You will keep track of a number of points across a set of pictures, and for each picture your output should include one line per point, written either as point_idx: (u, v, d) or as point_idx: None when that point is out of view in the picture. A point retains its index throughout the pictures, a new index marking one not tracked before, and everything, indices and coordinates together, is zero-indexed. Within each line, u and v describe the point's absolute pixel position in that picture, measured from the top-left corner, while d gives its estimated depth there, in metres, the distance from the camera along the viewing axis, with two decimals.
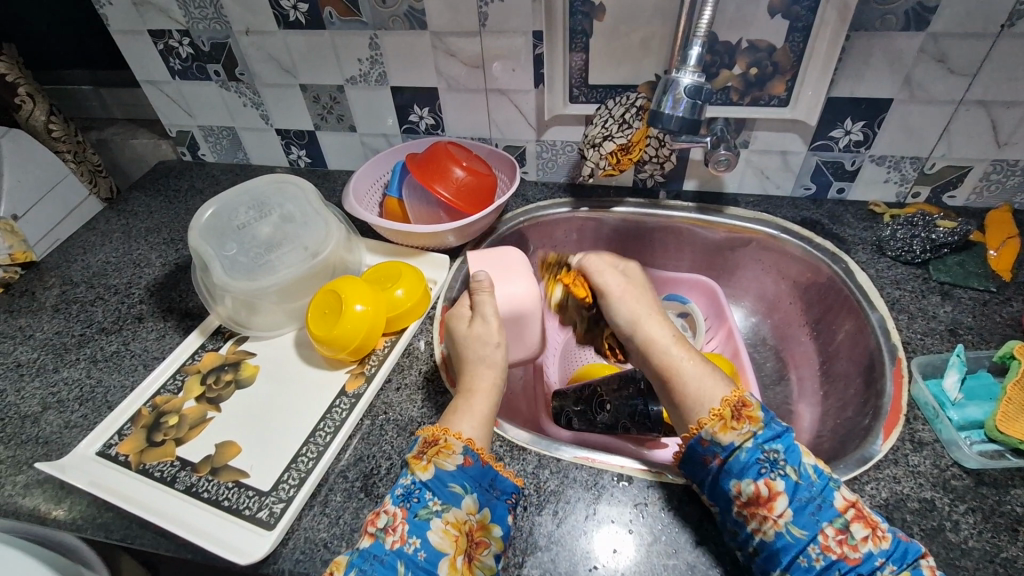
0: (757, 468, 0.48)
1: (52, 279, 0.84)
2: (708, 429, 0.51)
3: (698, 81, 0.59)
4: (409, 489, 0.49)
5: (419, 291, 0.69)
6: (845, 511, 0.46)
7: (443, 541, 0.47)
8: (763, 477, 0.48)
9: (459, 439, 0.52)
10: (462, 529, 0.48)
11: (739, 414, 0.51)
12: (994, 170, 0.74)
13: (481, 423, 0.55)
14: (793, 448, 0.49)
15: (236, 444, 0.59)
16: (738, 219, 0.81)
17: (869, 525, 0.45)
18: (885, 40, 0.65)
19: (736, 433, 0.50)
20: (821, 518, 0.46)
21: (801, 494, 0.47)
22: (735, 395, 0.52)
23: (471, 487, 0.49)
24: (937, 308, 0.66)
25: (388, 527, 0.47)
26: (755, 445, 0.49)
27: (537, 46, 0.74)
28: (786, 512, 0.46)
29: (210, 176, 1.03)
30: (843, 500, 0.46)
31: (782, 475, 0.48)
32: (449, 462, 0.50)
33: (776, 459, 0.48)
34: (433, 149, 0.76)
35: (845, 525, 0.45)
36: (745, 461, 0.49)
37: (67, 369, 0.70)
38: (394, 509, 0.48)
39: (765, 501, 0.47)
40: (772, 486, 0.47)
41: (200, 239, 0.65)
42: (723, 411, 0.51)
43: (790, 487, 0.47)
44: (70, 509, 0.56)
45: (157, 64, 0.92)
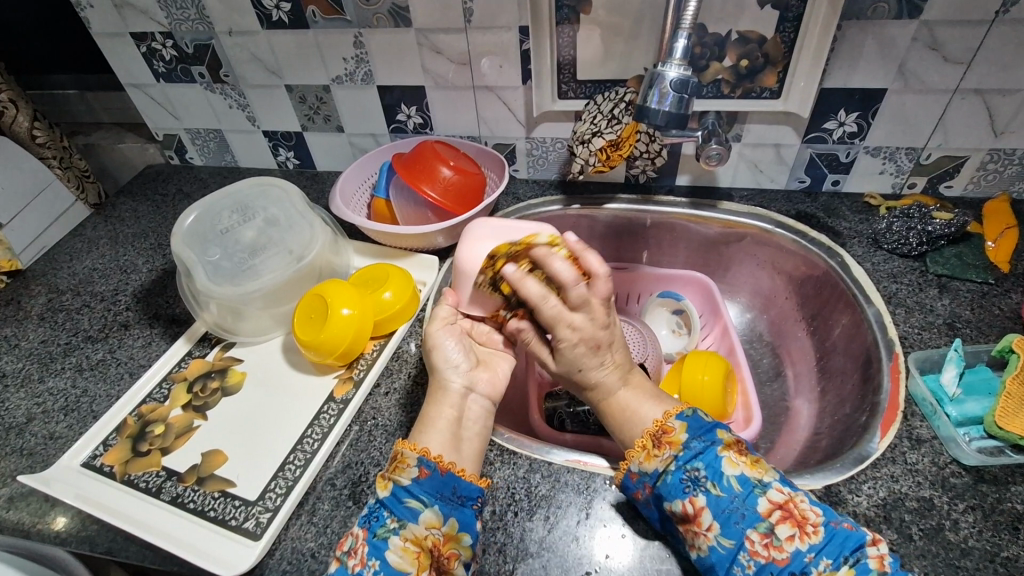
0: (681, 488, 0.47)
1: (38, 287, 0.83)
2: (634, 461, 0.50)
3: (685, 75, 0.57)
4: (369, 509, 0.48)
5: (407, 294, 0.68)
6: (769, 514, 0.45)
7: (403, 560, 0.45)
8: (687, 496, 0.47)
9: (415, 450, 0.50)
10: (424, 545, 0.46)
11: (659, 441, 0.50)
12: (991, 160, 0.73)
13: (441, 428, 0.52)
14: (714, 461, 0.48)
15: (223, 453, 0.58)
16: (732, 214, 0.80)
17: (797, 522, 0.44)
18: (877, 29, 0.64)
19: (659, 460, 0.49)
20: (747, 526, 0.45)
21: (725, 506, 0.45)
22: (657, 422, 0.52)
23: (430, 500, 0.48)
24: (935, 301, 0.65)
25: (350, 550, 0.46)
26: (677, 467, 0.48)
27: (523, 41, 0.73)
28: (714, 526, 0.45)
29: (198, 180, 1.02)
30: (767, 504, 0.45)
31: (703, 491, 0.46)
32: (405, 476, 0.48)
33: (698, 477, 0.47)
34: (420, 148, 0.74)
35: (770, 528, 0.44)
36: (670, 484, 0.48)
37: (53, 378, 0.69)
38: (355, 531, 0.47)
39: (692, 518, 0.46)
40: (696, 504, 0.46)
41: (183, 244, 0.64)
42: (645, 441, 0.51)
43: (712, 502, 0.46)
44: (55, 522, 0.55)
45: (141, 67, 0.90)
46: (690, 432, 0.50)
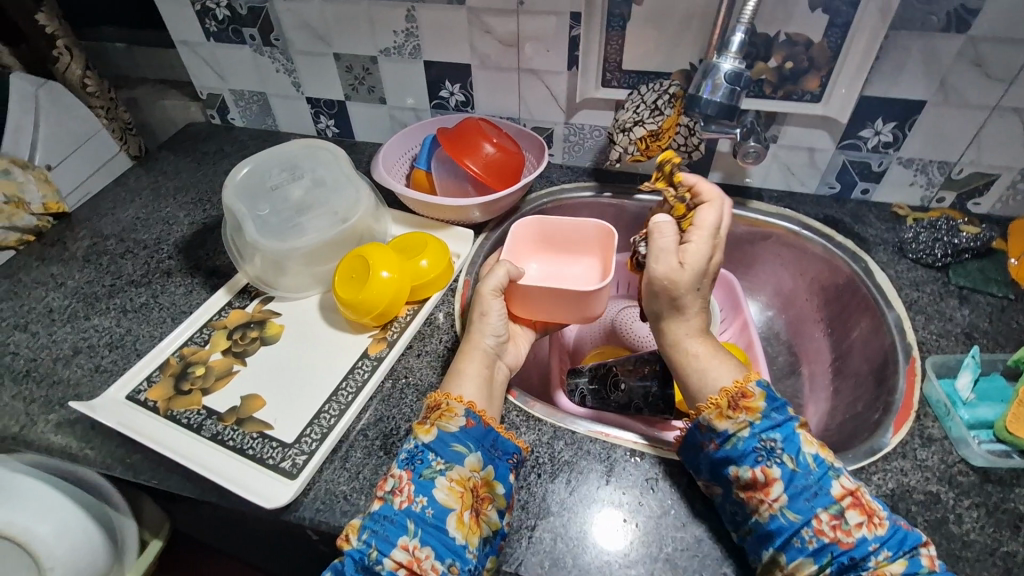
0: (754, 456, 0.48)
1: (83, 231, 0.86)
2: (704, 415, 0.51)
3: (738, 68, 0.59)
4: (413, 452, 0.51)
5: (442, 263, 0.71)
6: (842, 498, 0.46)
7: (449, 497, 0.48)
8: (759, 464, 0.48)
9: (460, 402, 0.54)
10: (467, 486, 0.49)
11: (736, 404, 0.51)
12: (1022, 180, 0.74)
13: (477, 382, 0.56)
14: (793, 436, 0.49)
15: (261, 398, 0.61)
16: (761, 213, 0.82)
17: (866, 511, 0.45)
18: (923, 41, 0.65)
19: (732, 422, 0.50)
20: (817, 505, 0.46)
21: (798, 481, 0.47)
22: (737, 385, 0.52)
23: (474, 446, 0.51)
24: (955, 311, 0.67)
25: (395, 489, 0.49)
26: (751, 434, 0.49)
27: (573, 27, 0.74)
28: (781, 498, 0.47)
29: (238, 141, 1.04)
30: (840, 488, 0.46)
31: (778, 463, 0.47)
32: (452, 424, 0.52)
33: (773, 448, 0.48)
34: (464, 123, 0.76)
35: (840, 512, 0.45)
36: (742, 449, 0.49)
37: (98, 317, 0.72)
38: (399, 472, 0.50)
39: (761, 486, 0.47)
40: (768, 473, 0.47)
41: (234, 197, 0.66)
42: (720, 401, 0.51)
43: (786, 475, 0.47)
44: (99, 449, 0.58)
45: (194, 25, 0.93)
46: (768, 401, 0.50)
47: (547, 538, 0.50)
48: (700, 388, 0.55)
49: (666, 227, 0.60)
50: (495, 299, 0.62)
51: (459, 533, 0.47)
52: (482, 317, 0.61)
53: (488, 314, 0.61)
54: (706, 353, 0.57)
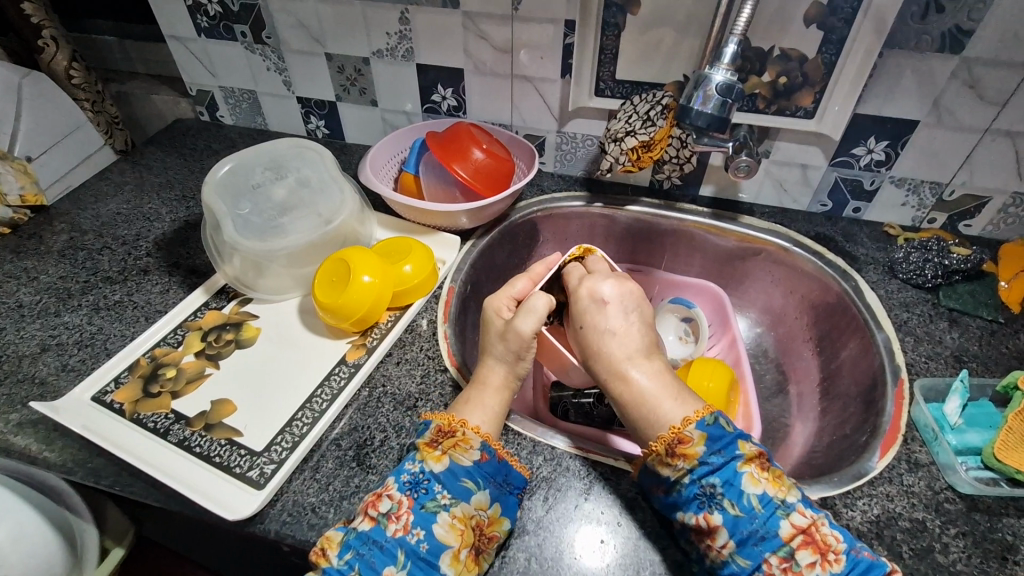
0: (696, 503, 0.47)
1: (61, 225, 0.84)
2: (650, 460, 0.50)
3: (730, 80, 0.58)
4: (417, 479, 0.49)
5: (427, 269, 0.69)
6: (791, 538, 0.45)
7: (447, 533, 0.47)
8: (702, 511, 0.47)
9: (477, 434, 0.52)
10: (469, 523, 0.47)
11: (674, 450, 0.49)
12: (1013, 203, 0.74)
13: (495, 418, 0.55)
14: (733, 479, 0.47)
15: (232, 403, 0.59)
16: (752, 228, 0.81)
17: (820, 550, 0.44)
18: (918, 60, 0.65)
19: (672, 469, 0.49)
20: (766, 549, 0.45)
21: (742, 527, 0.46)
22: (673, 430, 0.50)
23: (484, 483, 0.50)
24: (944, 333, 0.66)
25: (391, 514, 0.47)
26: (692, 481, 0.48)
27: (567, 35, 0.74)
28: (729, 544, 0.46)
29: (227, 138, 1.03)
30: (789, 528, 0.45)
31: (719, 509, 0.46)
32: (466, 457, 0.50)
33: (714, 493, 0.47)
34: (455, 128, 0.75)
35: (790, 553, 0.44)
36: (685, 496, 0.48)
37: (69, 313, 0.70)
38: (398, 497, 0.48)
39: (706, 533, 0.46)
40: (711, 520, 0.46)
41: (214, 195, 0.64)
42: (660, 447, 0.50)
43: (729, 521, 0.46)
44: (60, 451, 0.56)
45: (185, 20, 0.91)
46: (707, 444, 0.49)
47: (521, 558, 0.48)
48: (646, 422, 0.52)
49: (591, 279, 0.60)
50: (531, 343, 0.56)
51: (451, 570, 0.45)
52: (516, 359, 0.57)
53: (524, 357, 0.57)
54: (652, 385, 0.53)
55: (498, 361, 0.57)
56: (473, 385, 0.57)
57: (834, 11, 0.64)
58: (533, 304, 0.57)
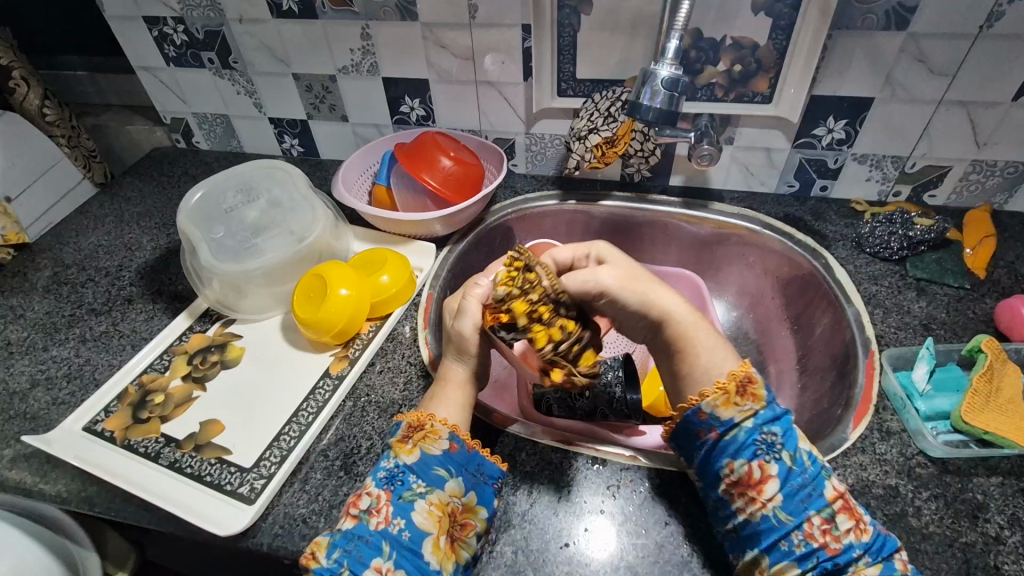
0: (755, 450, 0.48)
1: (44, 261, 0.85)
2: (708, 401, 0.50)
3: (675, 74, 0.60)
4: (393, 472, 0.51)
5: (404, 278, 0.70)
6: (834, 500, 0.46)
7: (427, 521, 0.48)
8: (758, 458, 0.48)
9: (444, 425, 0.54)
10: (445, 510, 0.49)
11: (743, 390, 0.50)
12: (973, 171, 0.75)
13: (461, 407, 0.57)
14: (791, 433, 0.49)
15: (220, 423, 0.60)
16: (722, 214, 0.82)
17: (854, 518, 0.46)
18: (866, 39, 0.66)
19: (739, 410, 0.49)
20: (809, 506, 0.46)
21: (794, 480, 0.47)
22: (742, 371, 0.51)
23: (456, 471, 0.51)
24: (912, 303, 0.68)
25: (372, 509, 0.49)
26: (754, 426, 0.49)
27: (525, 39, 0.75)
28: (776, 496, 0.47)
29: (204, 163, 1.04)
30: (833, 490, 0.47)
31: (777, 459, 0.48)
32: (435, 447, 0.52)
33: (774, 442, 0.48)
34: (422, 138, 0.77)
35: (831, 515, 0.46)
36: (743, 441, 0.48)
37: (57, 347, 0.71)
38: (377, 492, 0.50)
39: (756, 483, 0.47)
40: (765, 469, 0.47)
41: (188, 221, 0.66)
42: (730, 386, 0.50)
43: (782, 472, 0.47)
44: (55, 483, 0.57)
45: (152, 51, 0.92)
46: (771, 395, 0.51)
47: (508, 552, 0.50)
48: (704, 372, 0.53)
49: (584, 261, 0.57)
50: (477, 340, 0.57)
51: (434, 558, 0.47)
52: (472, 354, 0.58)
53: (475, 353, 0.58)
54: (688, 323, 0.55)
55: (455, 357, 0.59)
56: (437, 382, 0.59)
57: None
58: (467, 305, 0.58)
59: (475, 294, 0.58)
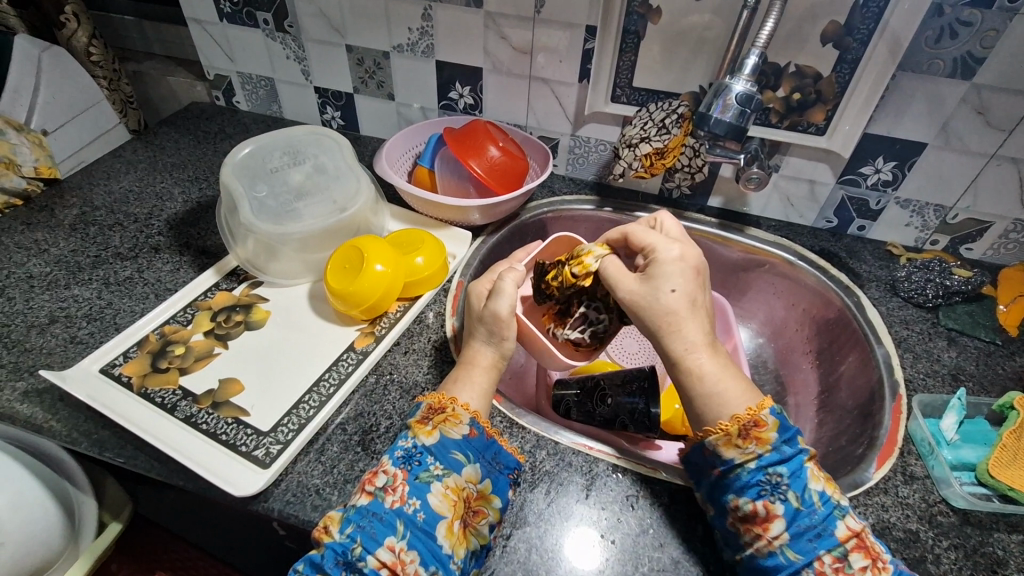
0: (758, 490, 0.46)
1: (73, 199, 0.84)
2: (711, 440, 0.49)
3: (749, 90, 0.61)
4: (410, 452, 0.50)
5: (438, 262, 0.70)
6: (846, 540, 0.44)
7: (441, 504, 0.47)
8: (762, 498, 0.46)
9: (467, 410, 0.53)
10: (461, 496, 0.48)
11: (747, 433, 0.48)
12: (1014, 229, 0.75)
13: (483, 394, 0.56)
14: (800, 471, 0.47)
15: (240, 382, 0.59)
16: (757, 240, 0.82)
17: (869, 556, 0.44)
18: (929, 84, 0.66)
19: (739, 452, 0.47)
20: (819, 546, 0.44)
21: (802, 520, 0.45)
22: (750, 411, 0.49)
23: (473, 457, 0.51)
24: (942, 351, 0.68)
25: (387, 487, 0.48)
26: (758, 467, 0.47)
27: (587, 40, 0.75)
28: (783, 536, 0.45)
29: (241, 124, 1.03)
30: (845, 530, 0.45)
31: (782, 500, 0.46)
32: (455, 431, 0.51)
33: (779, 483, 0.46)
34: (472, 125, 0.76)
35: (843, 555, 0.44)
36: (746, 481, 0.47)
37: (79, 287, 0.70)
38: (393, 470, 0.49)
39: (761, 521, 0.46)
40: (771, 509, 0.46)
41: (233, 175, 0.65)
42: (730, 427, 0.48)
43: (790, 513, 0.45)
44: (65, 421, 0.56)
45: (207, 4, 0.92)
46: (780, 432, 0.48)
47: (522, 549, 0.49)
48: (710, 409, 0.50)
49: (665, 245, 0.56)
50: (511, 323, 0.58)
51: (447, 542, 0.46)
52: (500, 338, 0.58)
53: (507, 337, 0.58)
54: (717, 370, 0.51)
55: (484, 341, 0.58)
56: (461, 366, 0.58)
57: (850, 32, 0.65)
58: (503, 286, 0.58)
59: (512, 276, 0.59)
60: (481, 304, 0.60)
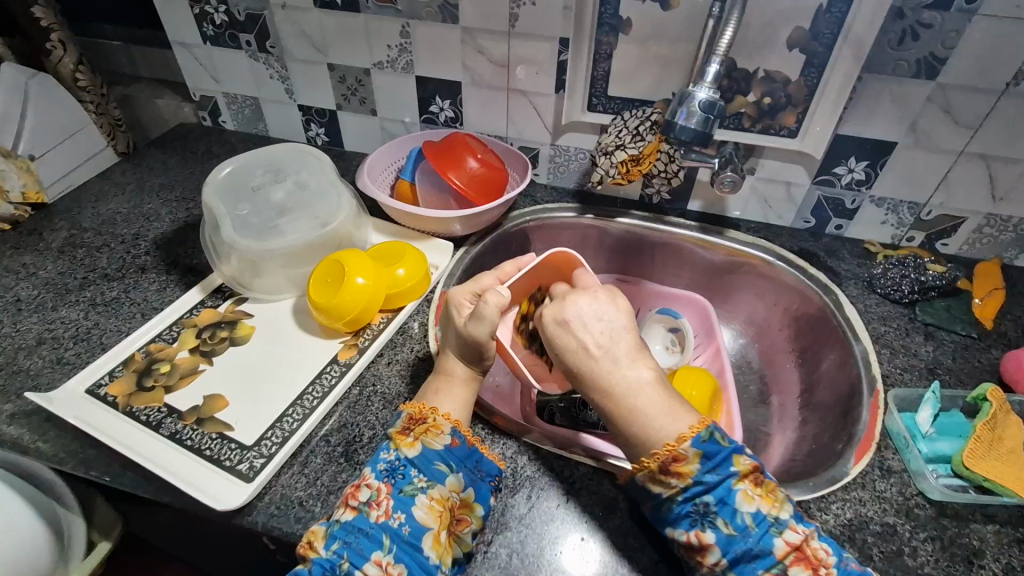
0: (689, 520, 0.47)
1: (61, 222, 0.85)
2: (640, 477, 0.50)
3: (712, 98, 0.63)
4: (393, 465, 0.50)
5: (420, 273, 0.71)
6: (784, 557, 0.45)
7: (427, 516, 0.48)
8: (694, 529, 0.47)
9: (447, 420, 0.54)
10: (446, 506, 0.49)
11: (667, 469, 0.48)
12: (987, 224, 0.76)
13: (465, 403, 0.56)
14: (728, 497, 0.47)
15: (224, 398, 0.60)
16: (737, 242, 0.83)
17: (811, 566, 0.45)
18: (895, 84, 0.68)
19: (665, 487, 0.48)
20: (759, 566, 0.45)
21: (735, 546, 0.46)
22: (668, 447, 0.48)
23: (456, 466, 0.51)
24: (919, 346, 0.68)
25: (372, 501, 0.48)
26: (685, 500, 0.48)
27: (561, 52, 0.77)
28: (721, 562, 0.46)
29: (228, 143, 1.05)
30: (783, 547, 0.45)
31: (712, 528, 0.47)
32: (437, 442, 0.52)
33: (707, 513, 0.47)
34: (451, 138, 0.78)
35: (782, 571, 0.45)
36: (677, 514, 0.48)
37: (66, 308, 0.71)
38: (377, 485, 0.49)
39: (698, 551, 0.47)
40: (703, 538, 0.47)
41: (215, 194, 0.67)
42: (651, 464, 0.49)
43: (722, 540, 0.46)
44: (52, 441, 0.57)
45: (191, 28, 0.94)
46: (702, 463, 0.48)
47: (503, 554, 0.49)
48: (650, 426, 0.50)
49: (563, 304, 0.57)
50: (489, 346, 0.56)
51: (434, 552, 0.47)
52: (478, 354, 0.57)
53: (485, 356, 0.57)
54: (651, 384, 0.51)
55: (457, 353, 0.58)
56: (439, 376, 0.58)
57: (816, 37, 0.67)
58: (483, 309, 0.55)
59: (495, 299, 0.55)
60: (461, 322, 0.57)
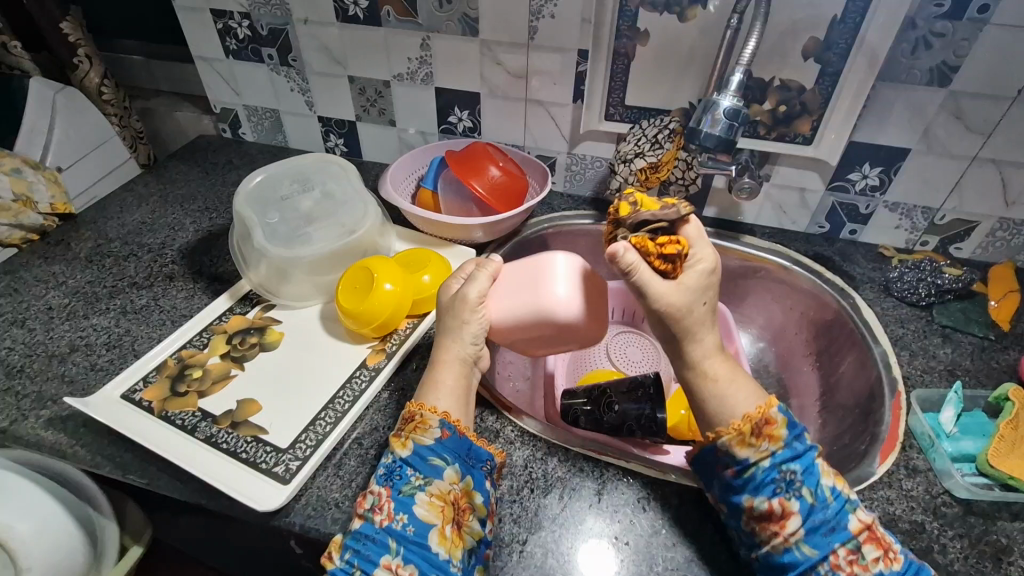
0: (773, 488, 0.48)
1: (87, 232, 0.87)
2: (726, 441, 0.51)
3: (737, 106, 0.64)
4: (391, 468, 0.51)
5: (444, 279, 0.72)
6: (859, 533, 0.47)
7: (429, 513, 0.49)
8: (777, 496, 0.48)
9: (434, 413, 0.54)
10: (447, 500, 0.50)
11: (760, 432, 0.50)
12: (1000, 228, 0.78)
13: (451, 393, 0.56)
14: (813, 467, 0.49)
15: (256, 402, 0.61)
16: (752, 247, 0.85)
17: (882, 546, 0.46)
18: (908, 92, 0.69)
19: (753, 450, 0.49)
20: (835, 539, 0.46)
21: (816, 515, 0.47)
22: (760, 411, 0.51)
23: (451, 458, 0.52)
24: (937, 348, 0.69)
25: (375, 507, 0.49)
26: (772, 465, 0.49)
27: (580, 63, 0.78)
28: (798, 531, 0.47)
29: (247, 155, 1.06)
30: (857, 522, 0.47)
31: (797, 496, 0.48)
32: (427, 436, 0.52)
33: (793, 479, 0.48)
34: (472, 147, 0.80)
35: (856, 546, 0.46)
36: (761, 480, 0.49)
37: (97, 316, 0.72)
38: (378, 489, 0.50)
39: (777, 519, 0.47)
40: (786, 505, 0.48)
41: (246, 203, 0.68)
42: (744, 427, 0.50)
43: (804, 508, 0.47)
44: (89, 446, 0.58)
45: (214, 42, 0.96)
46: (789, 430, 0.50)
47: (538, 553, 0.50)
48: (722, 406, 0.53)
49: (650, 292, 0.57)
50: (476, 309, 0.59)
51: (442, 548, 0.47)
52: (461, 325, 0.59)
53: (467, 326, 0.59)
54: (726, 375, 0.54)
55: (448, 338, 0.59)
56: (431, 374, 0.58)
57: (830, 47, 0.69)
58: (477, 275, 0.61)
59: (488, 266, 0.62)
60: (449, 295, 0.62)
